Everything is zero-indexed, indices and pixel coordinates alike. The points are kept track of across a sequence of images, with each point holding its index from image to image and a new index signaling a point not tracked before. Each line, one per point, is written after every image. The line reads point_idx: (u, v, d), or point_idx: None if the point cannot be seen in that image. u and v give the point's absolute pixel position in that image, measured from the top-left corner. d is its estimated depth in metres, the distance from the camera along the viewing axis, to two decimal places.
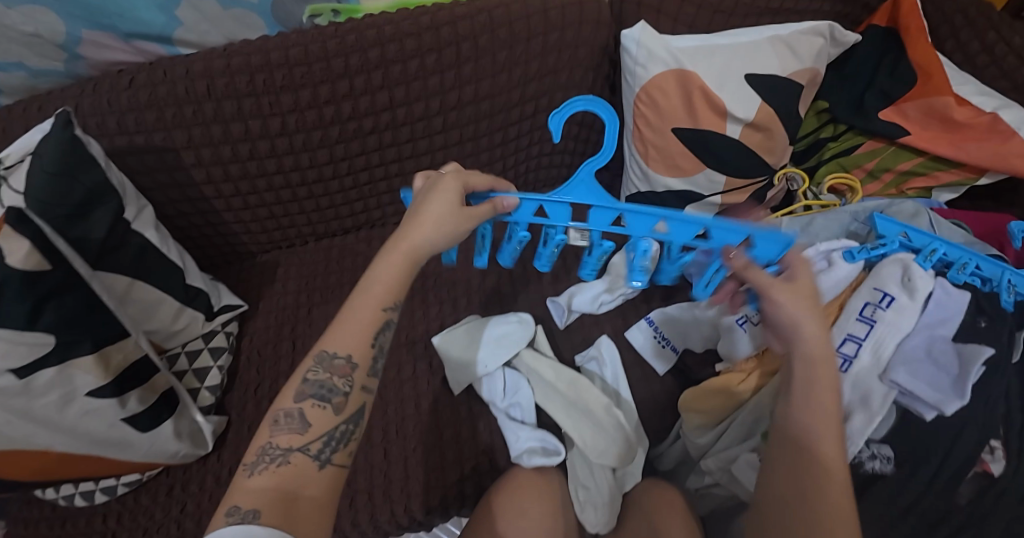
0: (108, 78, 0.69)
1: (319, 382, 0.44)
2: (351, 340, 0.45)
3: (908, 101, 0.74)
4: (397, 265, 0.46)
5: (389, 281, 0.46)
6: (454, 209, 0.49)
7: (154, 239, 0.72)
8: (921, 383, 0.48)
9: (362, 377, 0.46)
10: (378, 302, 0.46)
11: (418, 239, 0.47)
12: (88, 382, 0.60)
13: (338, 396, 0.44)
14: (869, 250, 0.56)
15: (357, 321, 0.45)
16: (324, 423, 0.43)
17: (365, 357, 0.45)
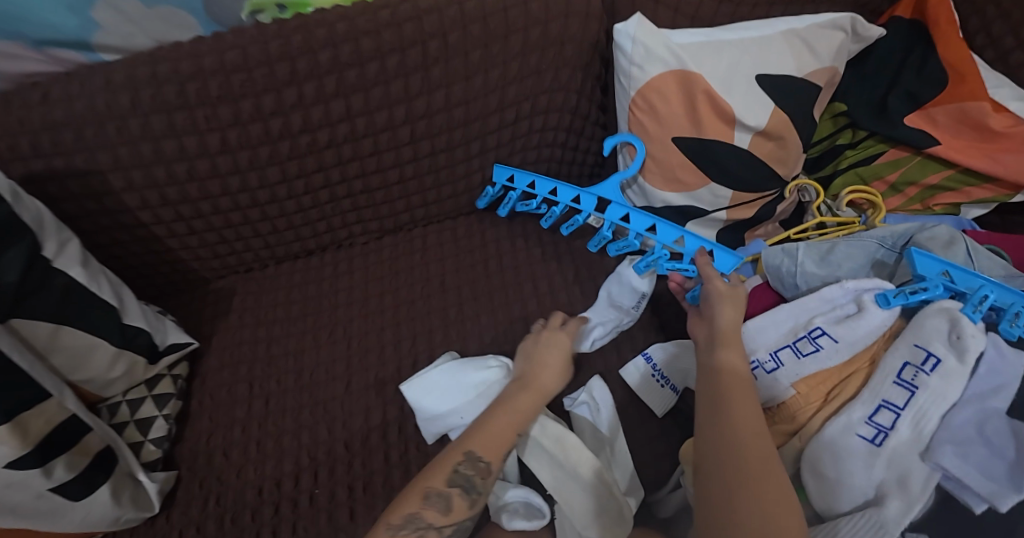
0: (16, 93, 0.58)
1: (466, 476, 0.49)
2: (496, 446, 0.51)
3: (937, 105, 0.65)
4: (530, 401, 0.56)
5: (525, 426, 0.55)
6: (566, 362, 0.62)
7: (81, 277, 0.62)
8: (972, 469, 0.40)
9: (494, 483, 0.51)
10: (517, 426, 0.54)
11: (548, 386, 0.58)
12: (4, 454, 0.50)
13: (476, 494, 0.49)
14: (907, 294, 0.49)
15: (500, 435, 0.52)
16: (460, 513, 0.48)
17: (500, 468, 0.51)
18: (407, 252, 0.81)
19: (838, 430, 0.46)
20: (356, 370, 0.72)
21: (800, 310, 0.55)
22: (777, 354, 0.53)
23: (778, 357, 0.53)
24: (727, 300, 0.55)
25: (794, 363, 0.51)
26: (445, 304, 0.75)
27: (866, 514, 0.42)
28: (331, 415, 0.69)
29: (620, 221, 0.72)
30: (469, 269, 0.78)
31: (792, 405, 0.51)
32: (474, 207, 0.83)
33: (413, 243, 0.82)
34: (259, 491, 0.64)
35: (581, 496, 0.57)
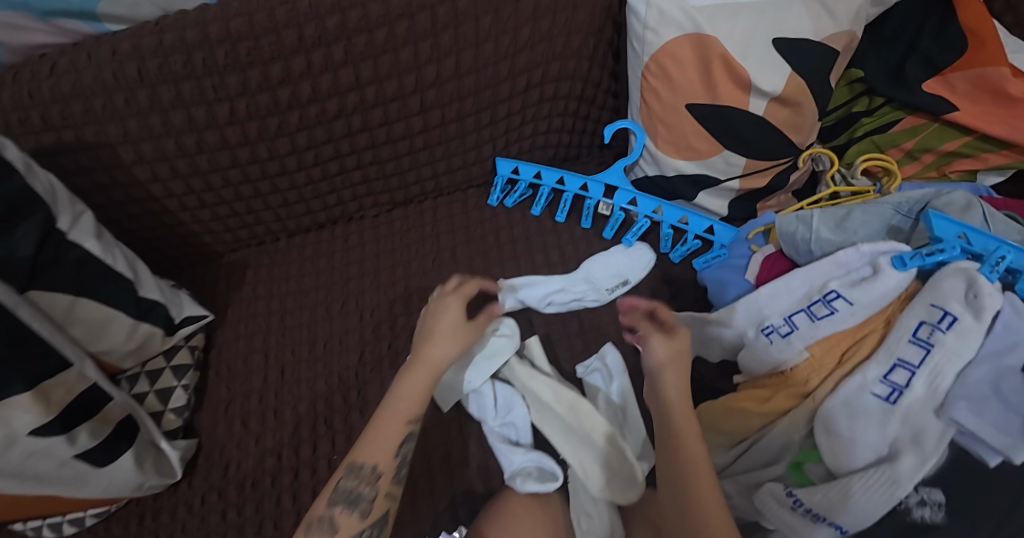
0: (24, 64, 0.57)
1: (349, 489, 0.47)
2: (379, 449, 0.49)
3: (955, 70, 0.63)
4: (414, 390, 0.52)
5: (411, 409, 0.51)
6: (461, 326, 0.57)
7: (96, 249, 0.63)
8: (986, 424, 0.40)
9: (387, 484, 0.49)
10: (402, 416, 0.51)
11: (434, 356, 0.54)
12: (27, 422, 0.52)
13: (366, 502, 0.47)
14: (923, 256, 0.48)
15: (384, 434, 0.50)
16: (352, 527, 0.46)
17: (390, 466, 0.49)
18: (418, 224, 0.81)
19: (853, 390, 0.47)
20: (370, 340, 0.72)
21: (814, 274, 0.55)
22: (792, 318, 0.54)
23: (792, 321, 0.54)
24: (671, 363, 0.53)
25: (808, 326, 0.52)
26: (457, 275, 0.76)
27: (880, 470, 0.44)
28: (347, 385, 0.70)
29: (627, 204, 0.76)
30: (480, 241, 0.78)
31: (804, 368, 0.52)
32: (484, 178, 0.83)
33: (424, 216, 0.81)
34: (278, 458, 0.66)
35: (594, 461, 0.59)
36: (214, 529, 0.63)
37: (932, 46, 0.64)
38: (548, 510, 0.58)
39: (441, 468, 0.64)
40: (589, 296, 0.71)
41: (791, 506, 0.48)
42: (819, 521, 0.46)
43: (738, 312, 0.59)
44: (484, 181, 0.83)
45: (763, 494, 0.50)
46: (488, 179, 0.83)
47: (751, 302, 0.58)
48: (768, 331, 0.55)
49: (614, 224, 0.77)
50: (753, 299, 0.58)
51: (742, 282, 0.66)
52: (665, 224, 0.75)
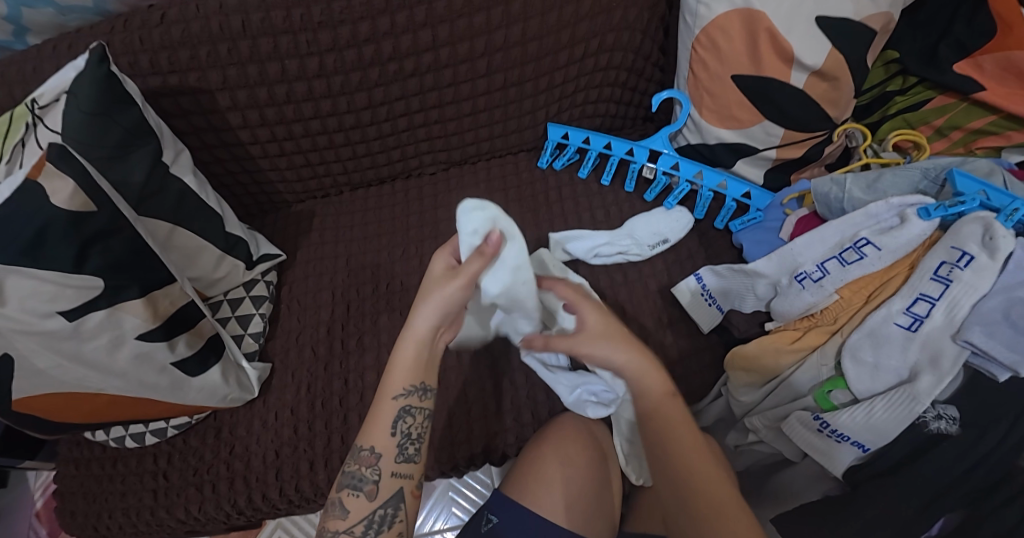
0: (138, 13, 0.65)
1: (353, 473, 0.53)
2: (372, 433, 0.53)
3: (985, 54, 0.69)
4: (406, 365, 0.53)
5: (405, 382, 0.53)
6: (434, 282, 0.53)
7: (193, 184, 0.68)
8: (997, 344, 0.48)
9: (389, 463, 0.53)
10: (389, 392, 0.53)
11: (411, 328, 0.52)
12: (136, 325, 0.60)
13: (369, 484, 0.52)
14: (946, 207, 0.55)
15: (378, 417, 0.53)
16: (360, 510, 0.51)
17: (387, 445, 0.53)
18: (472, 183, 0.89)
19: (878, 321, 0.55)
20: None
21: (846, 225, 0.61)
22: (824, 265, 0.60)
23: (824, 268, 0.60)
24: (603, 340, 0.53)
25: (839, 271, 0.59)
26: None
27: (902, 389, 0.51)
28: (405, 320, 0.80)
29: (670, 169, 0.83)
30: (531, 200, 0.86)
31: (834, 308, 0.60)
32: (535, 142, 0.90)
33: (477, 175, 0.90)
34: (345, 382, 0.76)
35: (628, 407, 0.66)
36: (288, 440, 0.74)
37: (964, 31, 0.70)
38: (595, 435, 0.67)
39: (493, 395, 0.73)
40: (629, 251, 0.78)
41: (818, 429, 0.55)
42: (843, 441, 0.53)
43: (771, 264, 0.66)
44: (534, 145, 0.91)
45: (791, 420, 0.57)
46: (538, 144, 0.91)
47: (786, 253, 0.65)
48: (801, 278, 0.62)
49: (656, 188, 0.83)
50: (788, 250, 0.64)
51: (775, 239, 0.73)
52: (704, 189, 0.82)
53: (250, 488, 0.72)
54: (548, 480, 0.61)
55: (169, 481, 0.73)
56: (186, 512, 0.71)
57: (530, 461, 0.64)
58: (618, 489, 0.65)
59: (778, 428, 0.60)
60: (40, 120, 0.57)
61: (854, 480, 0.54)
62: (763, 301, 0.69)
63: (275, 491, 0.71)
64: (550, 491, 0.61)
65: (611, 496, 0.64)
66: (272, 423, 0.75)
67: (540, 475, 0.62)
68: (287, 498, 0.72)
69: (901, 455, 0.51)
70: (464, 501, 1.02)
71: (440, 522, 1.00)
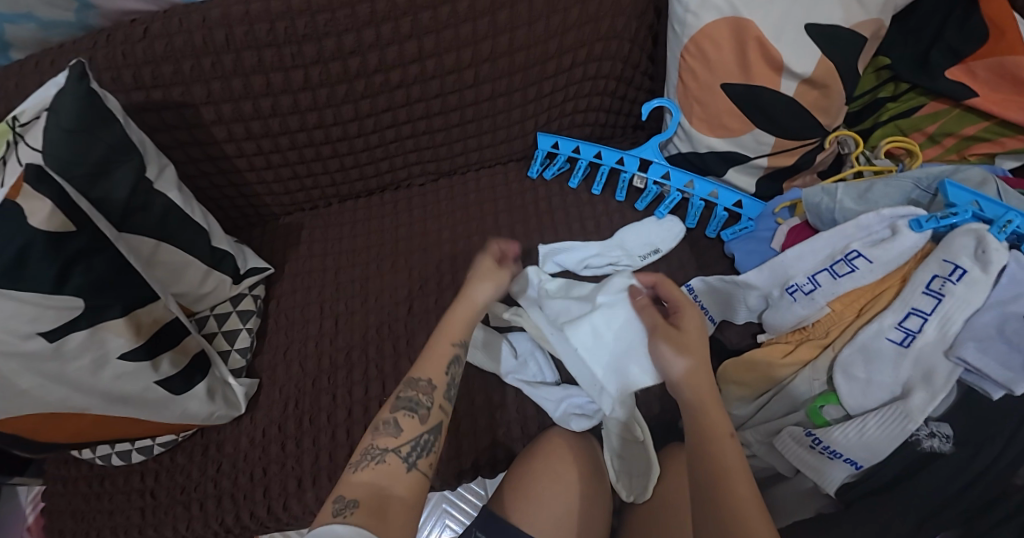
0: (120, 28, 0.64)
1: (408, 397, 0.52)
2: (431, 367, 0.55)
3: (977, 59, 0.67)
4: (461, 318, 0.60)
5: (462, 334, 0.59)
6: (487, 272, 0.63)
7: (178, 200, 0.67)
8: (990, 361, 0.47)
9: (440, 396, 0.54)
10: (449, 338, 0.58)
11: (472, 291, 0.61)
12: (120, 345, 0.59)
13: (423, 408, 0.52)
14: (938, 219, 0.54)
15: (436, 355, 0.57)
16: (412, 430, 0.50)
17: (441, 379, 0.55)
18: (461, 193, 0.88)
19: (870, 335, 0.54)
20: (418, 294, 0.81)
21: (837, 237, 0.60)
22: (815, 277, 0.60)
23: (816, 280, 0.60)
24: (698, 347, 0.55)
25: (830, 284, 0.58)
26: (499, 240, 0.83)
27: (895, 407, 0.50)
28: (395, 333, 0.79)
29: (660, 178, 0.82)
30: (521, 210, 0.85)
31: (826, 321, 0.59)
32: (524, 152, 0.89)
33: (467, 185, 0.89)
34: (333, 397, 0.75)
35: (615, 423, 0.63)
36: (276, 457, 0.73)
37: (955, 36, 0.69)
38: (585, 450, 0.66)
39: (483, 411, 0.73)
40: (621, 260, 0.77)
41: (810, 445, 0.54)
42: (836, 458, 0.52)
43: (762, 276, 0.65)
44: (524, 154, 0.90)
45: (784, 436, 0.56)
46: (528, 153, 0.90)
47: (777, 265, 0.64)
48: (792, 291, 0.61)
49: (646, 198, 0.83)
50: (779, 262, 0.63)
51: (766, 250, 0.73)
52: (695, 198, 0.81)
53: (238, 506, 0.71)
54: (538, 501, 0.60)
55: (156, 499, 0.72)
56: (173, 531, 0.70)
57: (520, 478, 0.63)
58: (609, 506, 0.64)
59: (770, 443, 0.59)
60: (20, 138, 0.57)
61: (846, 499, 0.53)
62: (755, 311, 0.69)
63: (263, 509, 0.71)
64: (538, 509, 0.60)
65: (602, 512, 0.62)
66: (260, 439, 0.74)
67: (530, 492, 0.61)
68: (276, 516, 0.71)
69: (894, 474, 0.50)
70: (457, 512, 1.01)
71: (433, 534, 0.99)
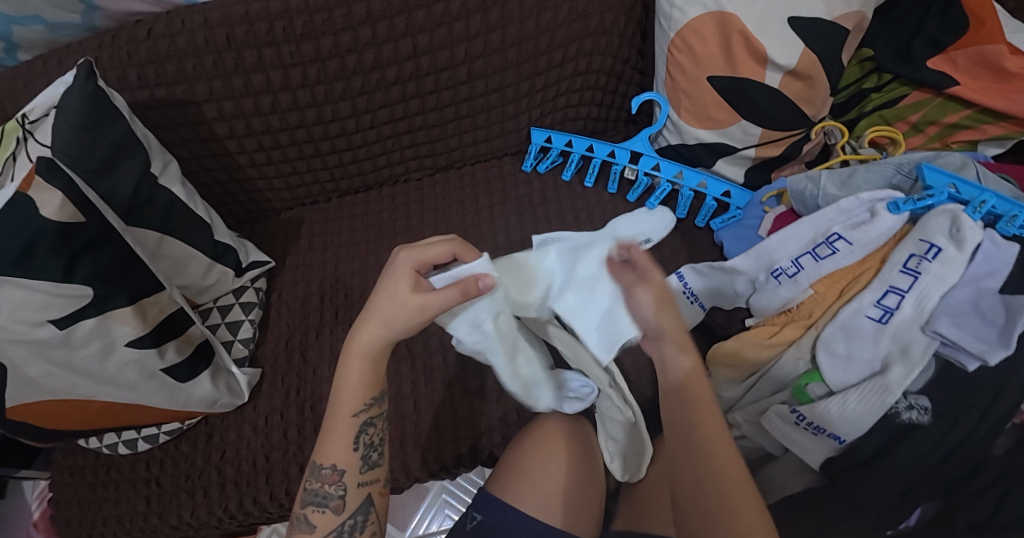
0: (125, 29, 0.66)
1: (315, 491, 0.53)
2: (333, 453, 0.52)
3: (958, 49, 0.70)
4: (354, 382, 0.51)
5: (357, 402, 0.51)
6: (395, 306, 0.48)
7: (181, 195, 0.69)
8: (965, 333, 0.49)
9: (354, 477, 0.53)
10: (346, 409, 0.51)
11: (362, 340, 0.49)
12: (126, 333, 0.61)
13: (335, 499, 0.53)
14: (915, 201, 0.57)
15: (335, 434, 0.52)
16: (329, 524, 0.52)
17: (350, 461, 0.52)
18: (457, 187, 0.90)
19: (850, 314, 0.56)
20: None
21: (819, 221, 0.62)
22: (798, 260, 0.62)
23: (799, 263, 0.62)
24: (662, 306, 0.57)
25: (813, 266, 0.61)
26: (494, 233, 0.85)
27: (874, 381, 0.52)
28: None
29: (651, 170, 0.85)
30: (515, 202, 0.88)
31: (809, 302, 0.61)
32: (519, 146, 0.91)
33: (463, 179, 0.91)
34: (333, 386, 0.77)
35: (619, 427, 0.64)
36: (278, 444, 0.75)
37: (936, 27, 0.71)
38: (579, 430, 0.68)
39: (479, 396, 0.75)
40: None
41: (795, 421, 0.55)
42: (820, 433, 0.54)
43: (747, 262, 0.67)
44: (518, 149, 0.92)
45: (770, 414, 0.57)
46: (522, 147, 0.92)
47: (763, 250, 0.66)
48: (777, 274, 0.63)
49: (638, 189, 0.85)
50: (764, 246, 0.65)
51: (754, 237, 0.75)
52: (685, 188, 0.83)
53: (241, 492, 0.73)
54: (531, 479, 0.62)
55: (161, 487, 0.74)
56: (178, 518, 0.72)
57: (513, 459, 0.65)
58: (602, 487, 0.66)
59: (758, 422, 0.61)
60: (30, 134, 0.59)
61: (831, 472, 0.54)
62: (743, 296, 0.70)
63: (265, 495, 0.72)
64: (531, 488, 0.61)
65: (594, 491, 0.64)
66: (262, 427, 0.76)
67: (522, 472, 0.63)
68: (278, 502, 0.73)
69: (877, 447, 0.51)
70: (458, 503, 1.02)
71: (435, 525, 1.01)
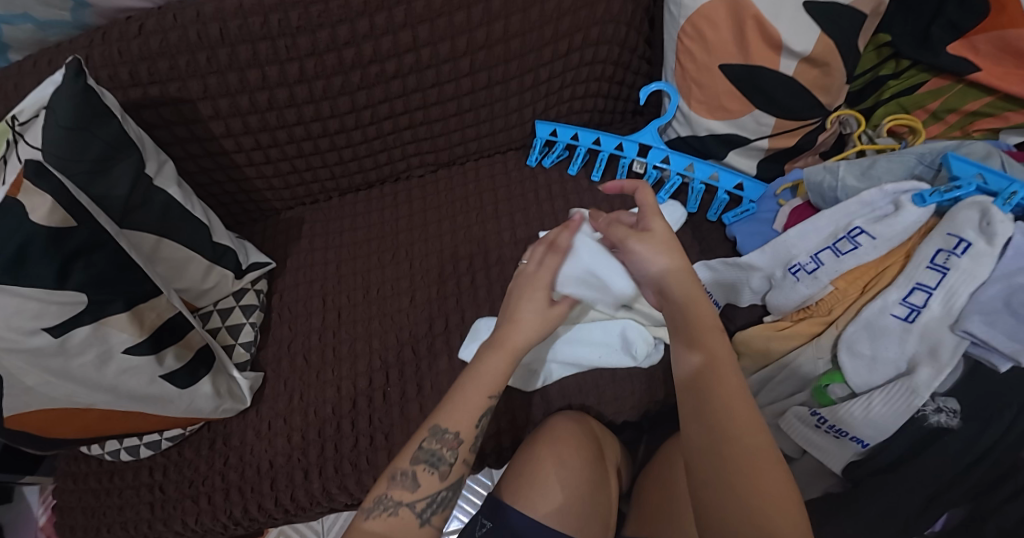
0: (116, 25, 0.64)
1: (431, 450, 0.53)
2: (462, 419, 0.53)
3: (978, 33, 0.66)
4: (501, 366, 0.55)
5: (495, 385, 0.55)
6: (542, 311, 0.57)
7: (178, 196, 0.67)
8: (997, 333, 0.47)
9: (465, 450, 0.54)
10: (485, 389, 0.55)
11: (516, 339, 0.56)
12: (124, 340, 0.60)
13: (445, 465, 0.53)
14: (942, 193, 0.54)
15: (465, 404, 0.54)
16: (430, 486, 0.52)
17: (469, 434, 0.54)
18: (461, 183, 0.88)
19: (875, 311, 0.55)
20: (421, 284, 0.81)
21: (839, 214, 0.61)
22: (819, 256, 0.60)
23: (818, 259, 0.60)
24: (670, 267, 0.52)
25: (833, 262, 0.59)
26: (500, 229, 0.83)
27: (901, 382, 0.51)
28: (400, 323, 0.79)
29: (660, 163, 0.82)
30: (521, 199, 0.85)
31: (828, 299, 0.60)
32: (523, 140, 0.89)
33: (467, 175, 0.89)
34: (338, 389, 0.76)
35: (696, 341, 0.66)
36: (282, 449, 0.73)
37: (956, 11, 0.68)
38: (589, 432, 0.66)
39: None
40: None
41: (816, 424, 0.54)
42: (842, 437, 0.53)
43: (764, 258, 0.66)
44: (524, 143, 0.90)
45: (790, 416, 0.56)
46: (528, 141, 0.90)
47: (779, 245, 0.65)
48: (795, 270, 0.62)
49: (647, 183, 0.83)
50: (782, 242, 0.64)
51: (769, 231, 0.73)
52: (696, 181, 0.81)
53: (245, 499, 0.71)
54: (542, 485, 0.60)
55: (164, 494, 0.72)
56: (183, 524, 0.71)
57: (523, 467, 0.63)
58: (614, 489, 0.64)
59: (776, 424, 0.59)
60: (20, 137, 0.57)
61: (854, 477, 0.53)
62: (758, 294, 0.69)
63: (270, 501, 0.71)
64: (542, 494, 0.60)
65: (607, 495, 0.62)
66: (266, 431, 0.74)
67: (535, 477, 0.61)
68: (283, 508, 0.72)
69: (902, 451, 0.50)
70: (465, 504, 1.01)
71: None
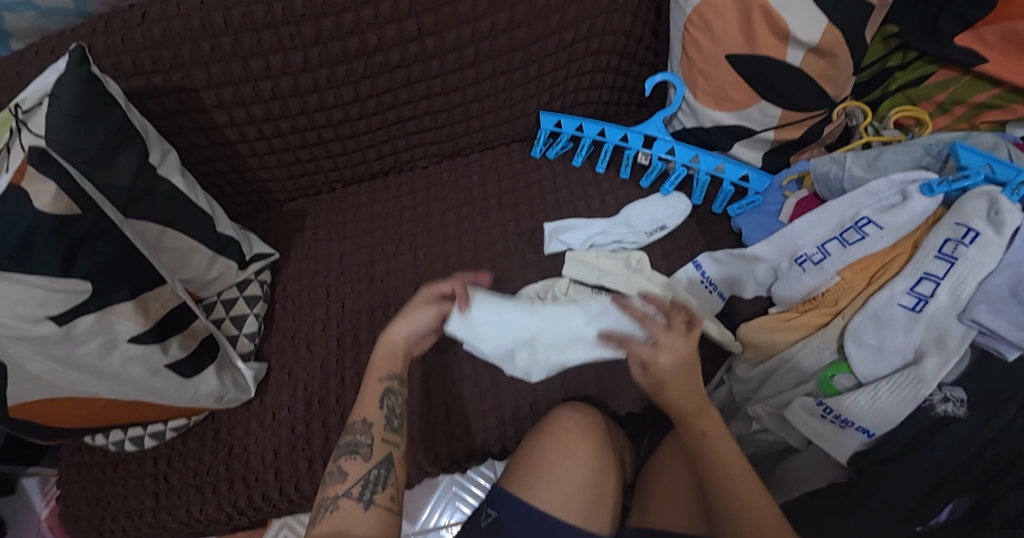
0: (119, 13, 0.64)
1: (347, 443, 0.53)
2: (365, 406, 0.55)
3: (987, 25, 0.66)
4: (388, 352, 0.57)
5: (387, 368, 0.57)
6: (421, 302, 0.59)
7: (181, 185, 0.67)
8: (1004, 322, 0.47)
9: (379, 430, 0.54)
10: (378, 373, 0.56)
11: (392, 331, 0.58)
12: (129, 328, 0.59)
13: (364, 447, 0.52)
14: (949, 183, 0.55)
15: (366, 394, 0.55)
16: (358, 471, 0.51)
17: (377, 416, 0.54)
18: (464, 174, 0.88)
19: (881, 303, 0.55)
20: (424, 275, 0.81)
21: (847, 205, 0.61)
22: (826, 246, 0.61)
23: (825, 249, 0.61)
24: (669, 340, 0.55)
25: (840, 252, 0.60)
26: (504, 220, 0.83)
27: (908, 371, 0.51)
28: None
29: (665, 154, 0.82)
30: (525, 190, 0.85)
31: (835, 290, 0.60)
32: (527, 132, 0.89)
33: (470, 167, 0.89)
34: (341, 379, 0.76)
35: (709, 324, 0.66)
36: (286, 439, 0.73)
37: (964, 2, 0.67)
38: (595, 422, 0.66)
39: (491, 389, 0.73)
40: (625, 237, 0.77)
41: (822, 415, 0.54)
42: (848, 426, 0.52)
43: (771, 248, 0.66)
44: (528, 135, 0.90)
45: (796, 407, 0.55)
46: (531, 133, 0.90)
47: (786, 236, 0.65)
48: (802, 261, 0.63)
49: (651, 175, 0.83)
50: (789, 232, 0.64)
51: (774, 223, 0.73)
52: (701, 173, 0.81)
53: (250, 488, 0.71)
54: (548, 475, 0.60)
55: (169, 484, 0.72)
56: (187, 514, 0.71)
57: (529, 457, 0.63)
58: (619, 479, 0.64)
59: (781, 415, 0.59)
60: (23, 124, 0.56)
61: (859, 466, 0.52)
62: (764, 286, 0.70)
63: (275, 491, 0.71)
64: (548, 483, 0.60)
65: (613, 485, 0.62)
66: (270, 421, 0.74)
67: (540, 467, 0.61)
68: (287, 497, 0.72)
69: (908, 440, 0.50)
70: (468, 495, 1.01)
71: (445, 517, 0.99)
